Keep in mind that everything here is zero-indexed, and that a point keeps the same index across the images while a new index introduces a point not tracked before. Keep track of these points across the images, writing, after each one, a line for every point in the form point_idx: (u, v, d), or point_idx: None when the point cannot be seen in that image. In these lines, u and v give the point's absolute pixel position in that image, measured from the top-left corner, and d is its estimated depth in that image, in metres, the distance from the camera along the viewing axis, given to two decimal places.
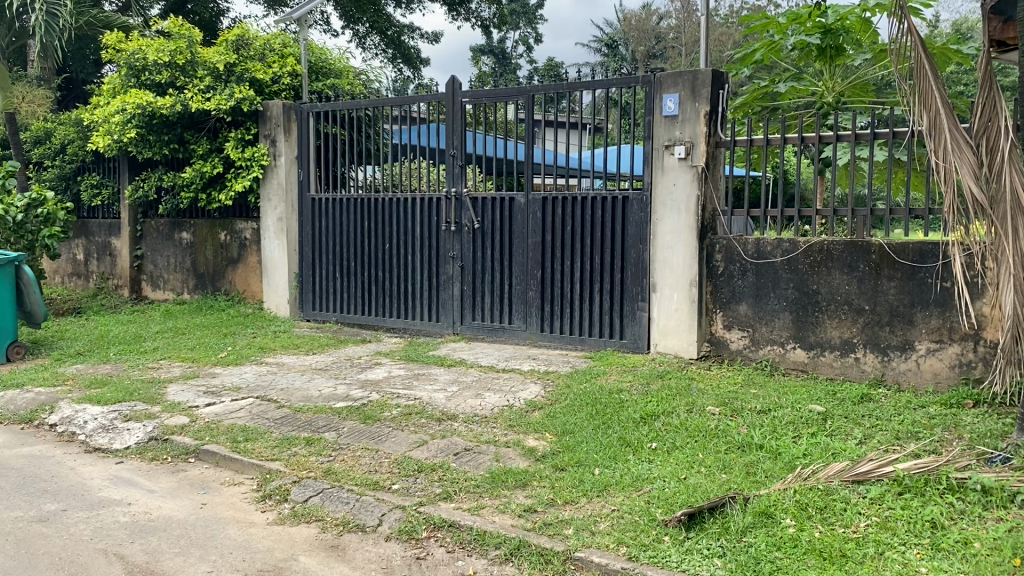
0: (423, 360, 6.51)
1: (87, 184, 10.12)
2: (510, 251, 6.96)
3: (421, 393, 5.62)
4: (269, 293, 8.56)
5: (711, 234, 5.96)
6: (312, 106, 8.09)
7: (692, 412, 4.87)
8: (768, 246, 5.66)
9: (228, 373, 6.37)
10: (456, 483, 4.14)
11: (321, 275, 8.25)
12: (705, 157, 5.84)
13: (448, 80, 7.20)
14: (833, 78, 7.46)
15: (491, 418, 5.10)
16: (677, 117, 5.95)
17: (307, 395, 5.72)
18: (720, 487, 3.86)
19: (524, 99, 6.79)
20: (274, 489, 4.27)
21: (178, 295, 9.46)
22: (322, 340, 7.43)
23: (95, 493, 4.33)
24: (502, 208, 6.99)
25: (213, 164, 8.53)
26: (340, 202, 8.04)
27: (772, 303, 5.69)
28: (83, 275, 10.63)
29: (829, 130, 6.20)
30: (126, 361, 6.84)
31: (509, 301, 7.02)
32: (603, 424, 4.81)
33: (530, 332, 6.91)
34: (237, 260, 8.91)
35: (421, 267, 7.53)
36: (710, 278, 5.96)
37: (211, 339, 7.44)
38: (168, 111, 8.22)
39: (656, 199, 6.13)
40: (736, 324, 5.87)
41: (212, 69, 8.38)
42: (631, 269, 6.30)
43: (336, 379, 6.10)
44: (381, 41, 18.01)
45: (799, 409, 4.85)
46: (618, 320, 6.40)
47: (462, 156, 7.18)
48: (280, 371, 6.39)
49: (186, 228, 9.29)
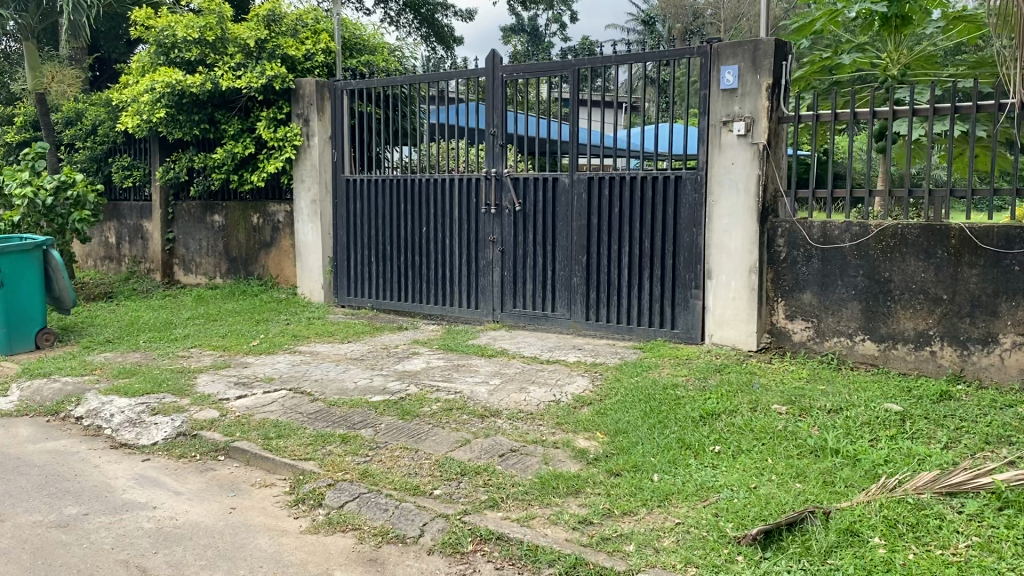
0: (462, 350, 6.19)
1: (118, 165, 9.88)
2: (553, 234, 6.60)
3: (461, 386, 5.29)
4: (302, 278, 8.29)
5: (772, 216, 5.55)
6: (346, 83, 7.75)
7: (756, 411, 4.50)
8: (836, 230, 5.24)
9: (260, 363, 6.10)
10: (502, 489, 3.82)
11: (355, 259, 7.96)
12: (766, 134, 5.43)
13: (488, 54, 6.84)
14: (898, 48, 6.96)
15: (538, 415, 4.75)
16: (736, 90, 5.53)
17: (342, 387, 5.42)
18: (795, 499, 3.49)
19: (569, 73, 6.40)
20: (308, 493, 3.98)
21: (211, 280, 9.24)
22: (357, 327, 7.13)
23: (119, 495, 4.07)
24: (545, 189, 6.63)
25: (245, 144, 8.25)
26: (376, 183, 7.72)
27: (839, 292, 5.28)
28: (115, 258, 10.45)
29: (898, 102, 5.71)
30: (156, 349, 6.60)
31: (551, 288, 6.67)
32: (658, 424, 4.46)
33: (574, 321, 6.55)
34: (270, 244, 8.64)
35: (460, 251, 7.20)
36: (771, 264, 5.56)
37: (243, 326, 7.19)
38: (198, 90, 7.96)
39: (713, 179, 5.72)
40: (799, 314, 5.47)
41: (243, 45, 8.08)
42: (685, 254, 5.92)
43: (372, 369, 5.79)
44: (415, 19, 17.63)
45: (873, 408, 4.46)
46: (670, 309, 6.03)
47: (503, 135, 6.83)
48: (314, 361, 6.10)
49: (218, 210, 9.05)
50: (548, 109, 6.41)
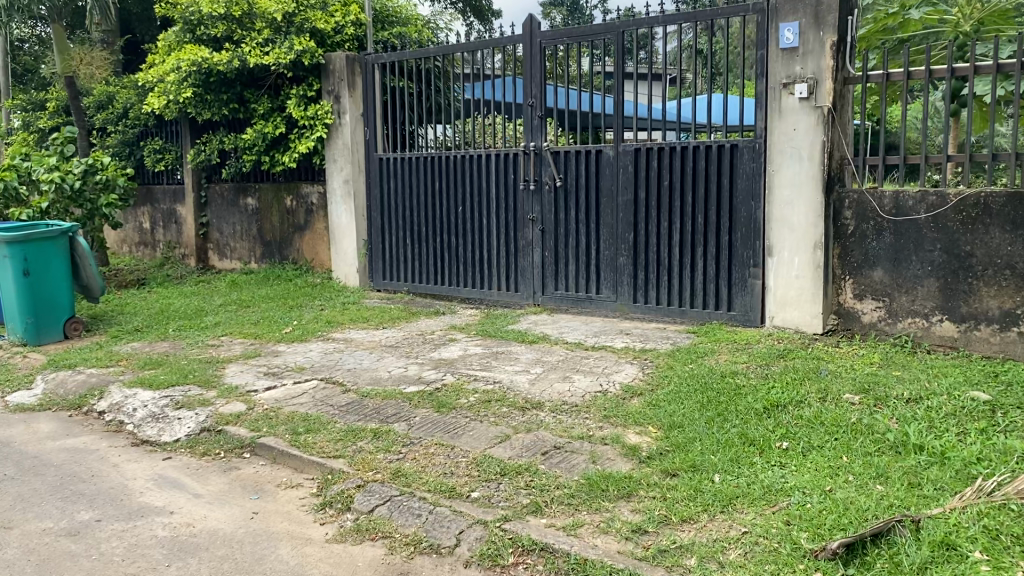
0: (502, 336, 5.83)
1: (150, 149, 9.67)
2: (598, 211, 6.20)
3: (501, 375, 4.93)
4: (337, 262, 7.99)
5: (839, 186, 5.09)
6: (377, 57, 7.41)
7: (826, 402, 4.08)
8: (910, 200, 4.77)
9: (291, 352, 5.81)
10: (546, 492, 3.46)
11: (390, 242, 7.63)
12: (832, 96, 4.96)
13: (525, 20, 6.43)
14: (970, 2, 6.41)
15: (583, 407, 4.38)
16: (797, 49, 5.06)
17: (375, 377, 5.10)
18: (879, 505, 3.08)
19: (612, 37, 5.97)
20: (335, 495, 3.66)
21: (245, 265, 8.99)
22: (393, 312, 6.81)
23: (135, 499, 3.80)
24: (588, 163, 6.22)
25: (275, 124, 7.95)
26: (410, 161, 7.37)
27: (914, 268, 4.82)
28: (150, 244, 10.27)
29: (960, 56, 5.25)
30: (185, 337, 6.36)
31: (597, 268, 6.27)
32: (717, 417, 4.06)
33: (622, 303, 6.15)
34: (303, 227, 8.35)
35: (499, 231, 6.83)
36: (839, 239, 5.10)
37: (276, 312, 6.91)
38: (225, 67, 7.67)
39: (772, 147, 5.26)
40: (869, 293, 5.01)
41: (270, 20, 7.74)
42: (741, 229, 5.48)
43: (408, 358, 5.46)
44: None
45: (958, 397, 4.01)
46: (726, 289, 5.60)
47: (542, 107, 6.42)
48: (347, 349, 5.79)
49: (251, 193, 8.79)
50: (590, 81, 6.01)
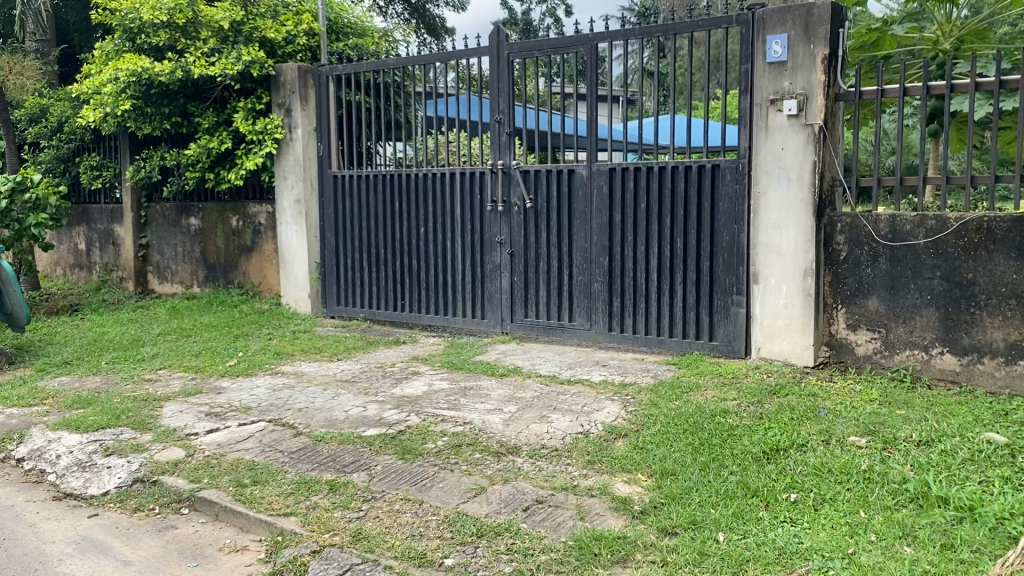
0: (468, 368, 5.38)
1: (86, 165, 9.04)
2: (570, 233, 5.81)
3: (470, 415, 4.48)
4: (286, 286, 7.46)
5: (829, 210, 4.78)
6: (332, 68, 6.96)
7: (832, 447, 3.72)
8: (908, 224, 4.47)
9: (237, 388, 5.29)
10: (530, 557, 3.03)
11: (346, 265, 7.15)
12: (823, 113, 4.65)
13: (491, 31, 6.05)
14: (951, 20, 6.17)
15: (564, 451, 3.95)
16: (786, 63, 4.76)
17: (330, 418, 4.62)
18: (913, 572, 2.71)
19: (585, 51, 5.63)
20: (286, 563, 3.18)
21: (187, 289, 8.41)
22: (349, 341, 6.33)
23: (52, 569, 3.27)
24: (559, 183, 5.84)
25: (221, 138, 7.43)
26: (367, 179, 6.92)
27: (911, 297, 4.51)
28: (86, 266, 9.61)
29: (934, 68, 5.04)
30: (119, 371, 5.79)
31: (568, 295, 5.87)
32: (713, 462, 3.68)
33: (596, 331, 5.75)
34: (251, 248, 7.82)
35: (463, 254, 6.40)
36: (830, 265, 4.77)
37: (220, 342, 6.38)
38: (167, 78, 7.14)
39: (757, 167, 4.94)
40: (863, 323, 4.69)
41: (217, 29, 7.25)
42: (724, 254, 5.13)
43: (366, 395, 4.98)
44: (405, 9, 16.91)
45: (972, 440, 3.68)
46: (707, 317, 5.24)
47: (510, 124, 6.04)
48: (299, 385, 5.29)
49: (194, 213, 8.24)
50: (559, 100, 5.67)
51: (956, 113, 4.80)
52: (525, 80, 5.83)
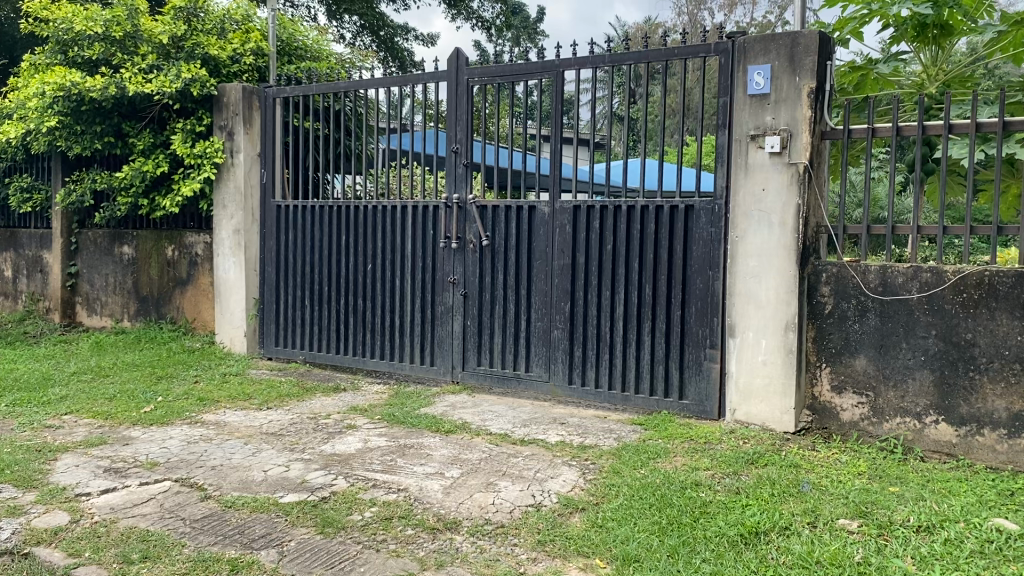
0: (411, 423, 4.81)
1: (15, 187, 8.38)
2: (529, 275, 5.31)
3: (407, 480, 3.91)
4: (221, 323, 6.85)
5: (814, 258, 4.33)
6: (278, 90, 6.45)
7: (820, 533, 3.21)
8: (900, 276, 4.03)
9: (147, 440, 4.67)
10: None
11: (286, 303, 6.57)
12: (808, 152, 4.22)
13: (450, 54, 5.60)
14: (936, 62, 5.74)
15: (511, 529, 3.39)
16: (769, 96, 4.33)
17: (247, 480, 4.02)
18: None
19: (550, 78, 5.19)
20: None
21: (116, 323, 7.75)
22: (283, 387, 5.73)
23: None
24: (519, 221, 5.36)
25: (157, 162, 6.84)
26: (312, 210, 6.38)
27: (903, 358, 4.05)
28: (11, 295, 8.90)
29: (924, 111, 4.57)
30: (17, 415, 5.13)
31: (526, 343, 5.34)
32: (684, 546, 3.14)
33: (554, 384, 5.22)
34: (186, 281, 7.22)
35: (413, 294, 5.87)
36: (813, 319, 4.31)
37: (139, 384, 5.74)
38: (99, 94, 6.56)
39: (735, 209, 4.48)
40: (850, 385, 4.22)
41: (158, 45, 6.72)
42: (697, 304, 4.65)
43: (292, 452, 4.39)
44: (373, 42, 16.61)
45: (979, 527, 3.19)
46: (677, 373, 4.73)
47: (468, 155, 5.56)
48: (218, 438, 4.68)
49: (128, 241, 7.62)
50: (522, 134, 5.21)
51: (947, 160, 4.34)
52: (486, 114, 5.38)
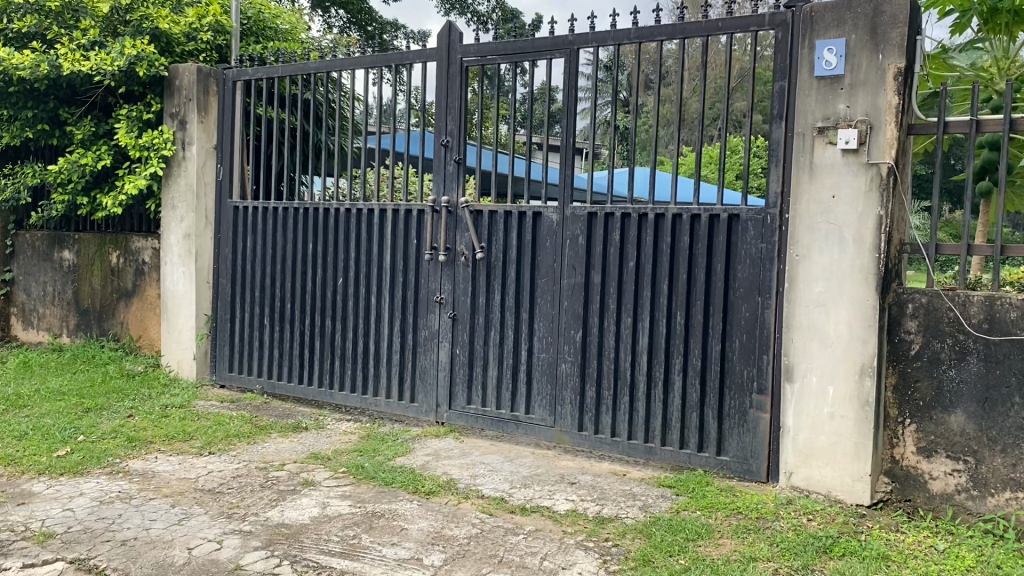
0: (383, 479, 3.87)
1: None
2: (532, 296, 4.39)
3: (374, 569, 2.97)
4: (167, 344, 5.88)
5: (896, 285, 3.43)
6: (241, 72, 5.54)
7: None
8: (1013, 310, 3.12)
9: (50, 497, 3.69)
10: None
11: (244, 322, 5.63)
12: (894, 149, 3.32)
13: (442, 28, 4.68)
14: (1008, 54, 4.22)
15: None
16: (842, 79, 3.43)
17: (165, 563, 3.05)
18: None
19: (563, 58, 4.29)
20: None
21: (52, 339, 6.75)
22: (233, 426, 4.77)
23: None
24: (520, 230, 4.43)
25: (97, 154, 5.89)
26: (277, 214, 5.43)
27: (1016, 417, 3.14)
28: None
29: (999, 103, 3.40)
30: None
31: (526, 378, 4.42)
32: None
33: (560, 430, 4.30)
34: (132, 293, 6.28)
35: (391, 314, 4.94)
36: (894, 361, 3.40)
37: (58, 419, 4.76)
38: (28, 74, 5.63)
39: (795, 221, 3.57)
40: (942, 448, 3.31)
41: (101, 17, 5.78)
42: (742, 337, 3.75)
43: (230, 521, 3.43)
44: (360, 37, 15.74)
45: None
46: (714, 423, 3.82)
47: (460, 148, 4.63)
48: (141, 497, 3.71)
49: (69, 245, 6.64)
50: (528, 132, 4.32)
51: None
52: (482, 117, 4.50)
